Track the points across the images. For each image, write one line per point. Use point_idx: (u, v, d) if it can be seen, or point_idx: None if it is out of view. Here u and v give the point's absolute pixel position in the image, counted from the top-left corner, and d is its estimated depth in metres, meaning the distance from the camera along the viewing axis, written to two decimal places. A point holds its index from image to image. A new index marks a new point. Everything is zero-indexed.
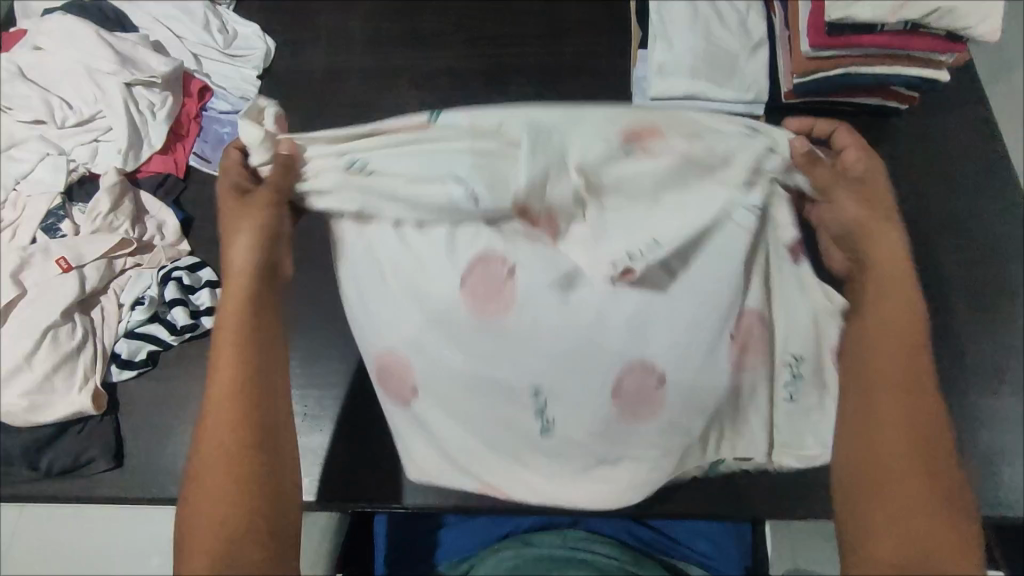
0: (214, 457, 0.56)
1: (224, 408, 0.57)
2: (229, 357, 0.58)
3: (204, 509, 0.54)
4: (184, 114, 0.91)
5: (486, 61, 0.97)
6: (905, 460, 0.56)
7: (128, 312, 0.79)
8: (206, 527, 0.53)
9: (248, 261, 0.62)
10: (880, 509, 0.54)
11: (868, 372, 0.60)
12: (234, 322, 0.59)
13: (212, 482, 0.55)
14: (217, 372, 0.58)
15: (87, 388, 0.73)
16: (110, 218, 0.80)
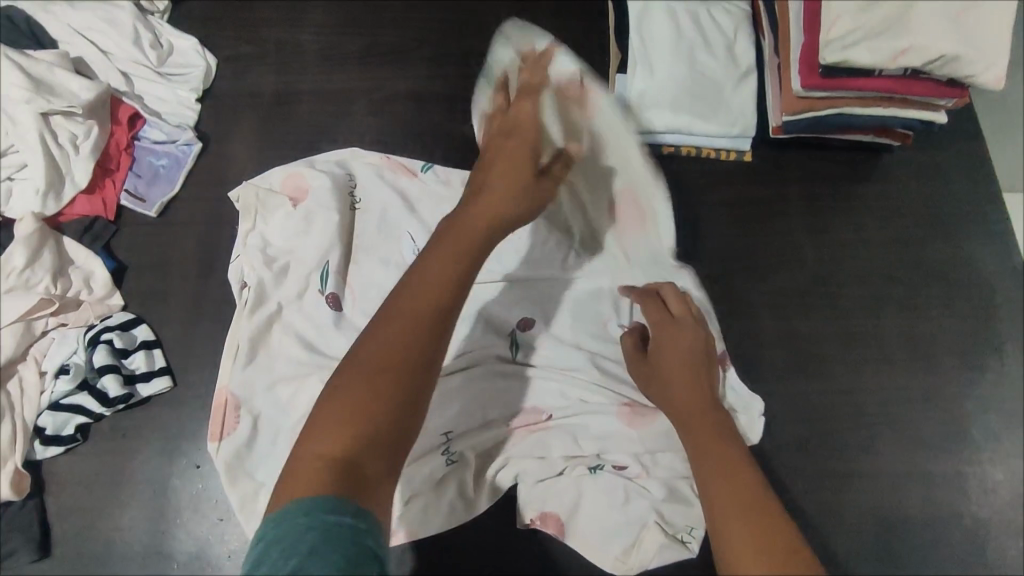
0: (421, 297, 0.50)
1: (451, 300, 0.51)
2: (451, 254, 0.53)
3: (373, 351, 0.47)
4: (113, 146, 0.81)
5: (452, 85, 0.90)
6: (727, 470, 0.57)
7: (52, 381, 0.71)
8: (347, 400, 0.45)
9: (519, 191, 0.61)
10: (717, 519, 0.53)
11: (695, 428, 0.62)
12: (496, 204, 0.58)
13: (360, 373, 0.46)
14: (472, 208, 0.58)
15: (4, 472, 0.66)
16: (26, 274, 0.71)
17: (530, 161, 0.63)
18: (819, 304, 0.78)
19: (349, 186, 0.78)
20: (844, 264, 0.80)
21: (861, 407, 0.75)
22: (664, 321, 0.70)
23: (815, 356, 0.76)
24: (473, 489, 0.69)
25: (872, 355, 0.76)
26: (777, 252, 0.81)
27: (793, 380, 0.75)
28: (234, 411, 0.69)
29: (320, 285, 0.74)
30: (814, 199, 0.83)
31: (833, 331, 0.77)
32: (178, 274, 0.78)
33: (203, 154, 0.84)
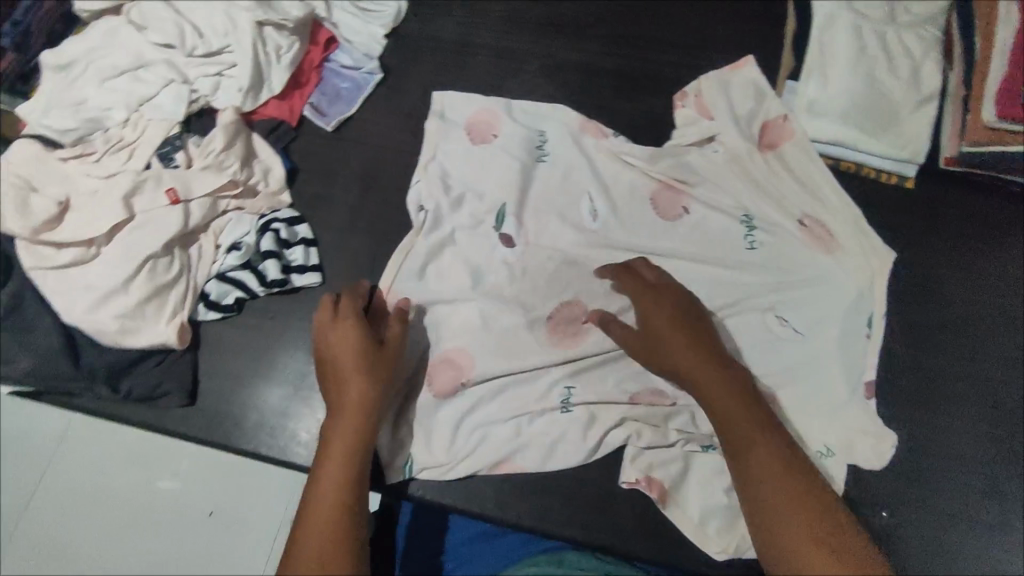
0: (336, 469, 0.62)
1: (352, 464, 0.63)
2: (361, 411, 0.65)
3: (326, 492, 0.61)
4: (307, 62, 0.90)
5: (622, 64, 0.94)
6: (767, 468, 0.60)
7: (223, 254, 0.79)
8: (320, 526, 0.59)
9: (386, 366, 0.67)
10: (760, 510, 0.59)
11: (734, 412, 0.64)
12: (362, 401, 0.65)
13: (321, 511, 0.60)
14: (342, 410, 0.65)
15: (173, 322, 0.74)
16: (221, 157, 0.79)
17: (367, 338, 0.68)
18: (952, 342, 0.78)
19: (535, 142, 0.86)
20: (987, 311, 0.79)
21: (973, 450, 0.75)
22: (644, 290, 0.72)
23: (937, 393, 0.76)
24: (582, 438, 0.72)
25: (995, 406, 0.76)
26: (921, 284, 0.80)
27: (903, 406, 0.76)
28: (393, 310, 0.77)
29: (494, 223, 0.81)
30: (963, 241, 0.81)
31: (960, 373, 0.77)
32: (342, 186, 0.85)
33: (382, 85, 0.91)
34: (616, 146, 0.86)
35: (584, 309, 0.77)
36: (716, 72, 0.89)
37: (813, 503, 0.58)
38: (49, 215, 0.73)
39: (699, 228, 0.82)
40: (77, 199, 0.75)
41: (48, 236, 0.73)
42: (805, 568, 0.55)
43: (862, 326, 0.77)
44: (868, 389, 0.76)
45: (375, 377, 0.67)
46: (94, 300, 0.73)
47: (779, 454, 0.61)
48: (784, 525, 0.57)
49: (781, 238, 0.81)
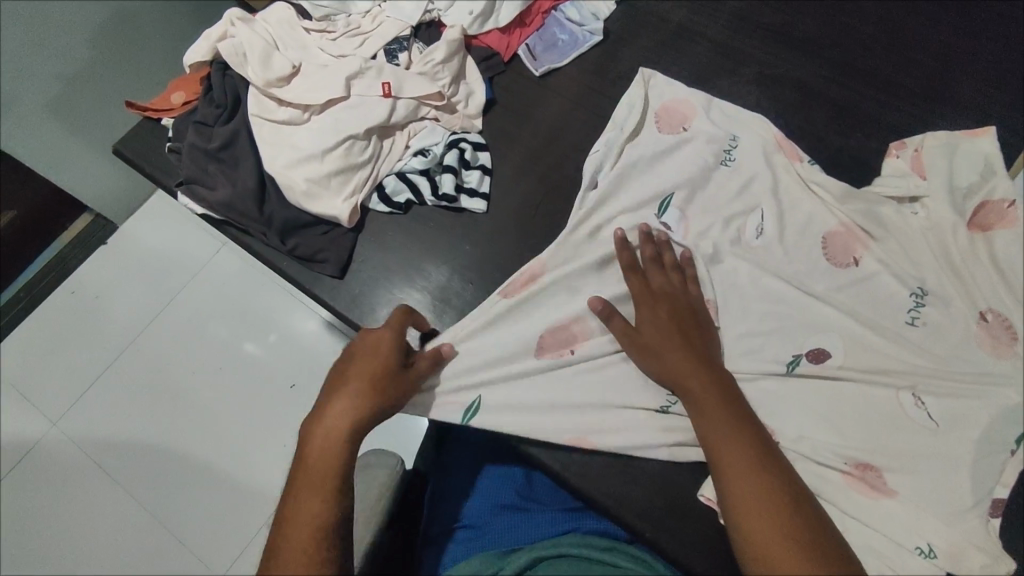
0: (313, 485, 0.58)
1: (336, 472, 0.59)
2: (330, 443, 0.60)
3: (305, 511, 0.57)
4: (536, 6, 0.92)
5: (844, 95, 0.89)
6: (730, 455, 0.63)
7: (409, 156, 0.83)
8: None
9: (371, 396, 0.62)
10: (733, 496, 0.61)
11: (713, 412, 0.65)
12: (346, 415, 0.61)
13: (295, 531, 0.56)
14: (317, 420, 0.61)
15: (349, 202, 0.80)
16: (438, 68, 0.84)
17: (384, 360, 0.65)
18: None
19: (723, 146, 0.84)
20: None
21: None
22: (645, 285, 0.74)
23: None
24: (672, 439, 0.71)
25: None
26: None
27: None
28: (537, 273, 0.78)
29: (655, 210, 0.81)
30: None
31: None
32: (530, 129, 0.88)
33: (598, 46, 0.92)
34: (806, 174, 0.81)
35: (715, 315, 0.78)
36: (948, 133, 0.81)
37: (781, 514, 0.59)
38: (283, 74, 0.81)
39: (869, 285, 0.77)
40: (308, 68, 0.83)
41: (276, 90, 0.82)
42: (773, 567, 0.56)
43: (1009, 440, 0.68)
44: (995, 507, 0.67)
45: (367, 392, 0.62)
46: (294, 159, 0.80)
47: (738, 440, 0.63)
48: (760, 525, 0.59)
49: (956, 321, 0.74)
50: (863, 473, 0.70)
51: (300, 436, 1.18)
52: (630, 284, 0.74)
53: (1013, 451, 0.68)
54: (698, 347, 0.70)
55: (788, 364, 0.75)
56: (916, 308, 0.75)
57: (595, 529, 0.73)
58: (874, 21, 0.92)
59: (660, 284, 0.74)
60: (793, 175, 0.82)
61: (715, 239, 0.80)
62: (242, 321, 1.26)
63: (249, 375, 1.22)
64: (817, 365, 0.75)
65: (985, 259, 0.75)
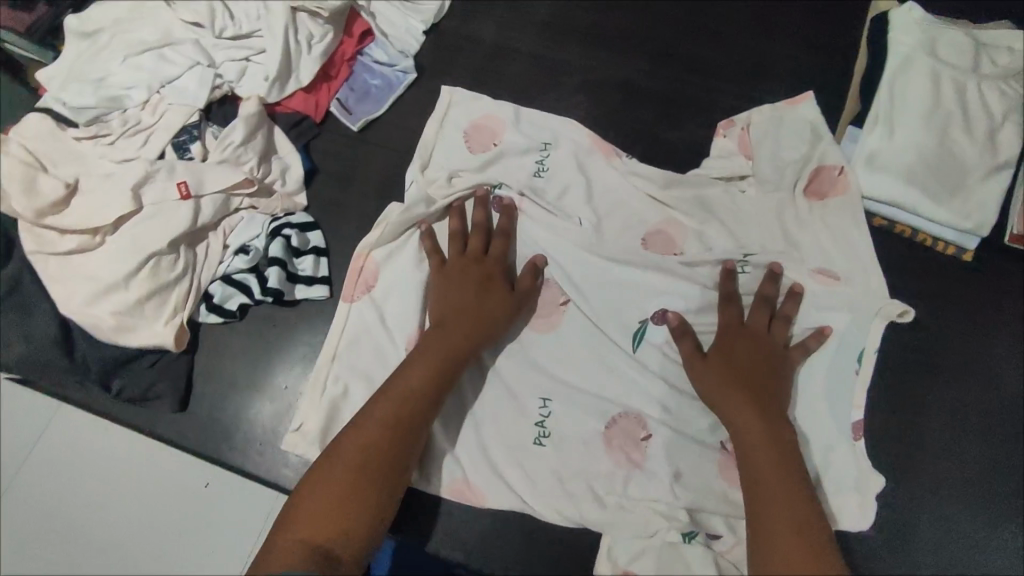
0: (401, 397, 0.62)
1: (424, 395, 0.63)
2: (435, 350, 0.65)
3: (382, 417, 0.61)
4: (338, 55, 0.84)
5: (670, 87, 0.87)
6: (777, 469, 0.60)
7: (231, 256, 0.75)
8: (331, 497, 0.56)
9: (490, 313, 0.68)
10: (755, 497, 0.60)
11: (764, 421, 0.63)
12: (460, 333, 0.67)
13: (370, 429, 0.60)
14: (444, 314, 0.68)
15: (172, 323, 0.71)
16: (239, 151, 0.75)
17: (500, 270, 0.71)
18: (997, 437, 0.71)
19: (538, 154, 0.80)
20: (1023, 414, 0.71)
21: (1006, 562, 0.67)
22: (758, 326, 0.69)
23: (974, 492, 0.69)
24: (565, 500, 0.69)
25: None
26: (978, 370, 0.73)
27: (917, 510, 0.69)
28: (368, 276, 0.74)
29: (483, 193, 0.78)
30: None
31: (1000, 472, 0.70)
32: (360, 193, 0.81)
33: (414, 86, 0.86)
34: (648, 174, 0.78)
35: (561, 291, 0.75)
36: (771, 106, 0.81)
37: (804, 494, 0.59)
38: (57, 198, 0.70)
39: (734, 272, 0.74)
40: (87, 181, 0.72)
41: (53, 218, 0.71)
42: None
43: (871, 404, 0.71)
44: (857, 432, 0.69)
45: (484, 312, 0.68)
46: (94, 292, 0.69)
47: (778, 464, 0.61)
48: (777, 499, 0.58)
49: (818, 300, 0.73)
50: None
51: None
52: (728, 325, 0.69)
53: (859, 368, 0.71)
54: (782, 363, 0.68)
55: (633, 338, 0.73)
56: (745, 260, 0.74)
57: None
58: (686, 5, 0.91)
59: (763, 342, 0.68)
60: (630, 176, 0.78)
61: (576, 264, 0.76)
62: None
63: None
64: (662, 329, 0.73)
65: (828, 236, 0.75)
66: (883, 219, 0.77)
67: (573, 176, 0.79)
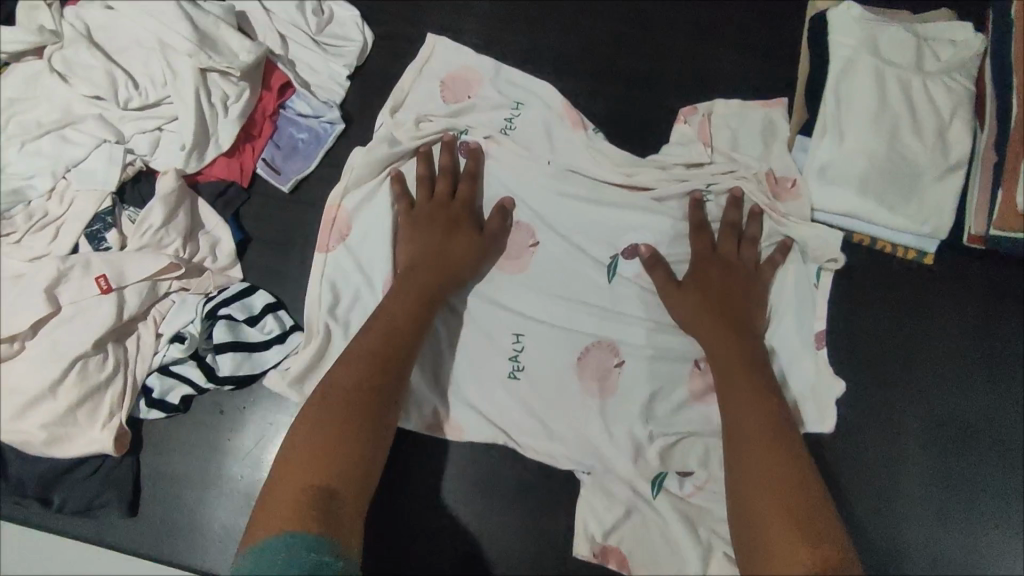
0: (383, 334, 0.65)
1: (405, 329, 0.66)
2: (410, 293, 0.69)
3: (365, 350, 0.63)
4: (259, 111, 0.79)
5: (613, 107, 0.83)
6: (749, 382, 0.65)
7: (165, 345, 0.70)
8: (330, 419, 0.56)
9: (461, 252, 0.72)
10: (733, 422, 0.64)
11: (732, 341, 0.68)
12: (432, 277, 0.70)
13: (357, 364, 0.61)
14: (417, 260, 0.72)
15: (110, 427, 0.66)
16: (161, 234, 0.71)
17: (465, 213, 0.75)
18: (956, 441, 0.72)
19: (508, 112, 0.80)
20: (985, 410, 0.73)
21: (966, 561, 0.71)
22: (730, 243, 0.74)
23: (934, 496, 0.72)
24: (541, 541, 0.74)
25: (999, 513, 0.71)
26: (938, 375, 0.74)
27: (883, 519, 0.72)
28: (343, 225, 0.76)
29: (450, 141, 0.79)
30: (993, 326, 0.74)
31: (958, 476, 0.72)
32: (300, 258, 0.77)
33: (344, 135, 0.82)
34: (594, 206, 0.77)
35: (532, 233, 0.78)
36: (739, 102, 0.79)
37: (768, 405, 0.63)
38: None
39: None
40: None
41: None
42: (767, 516, 0.54)
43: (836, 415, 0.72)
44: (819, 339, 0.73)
45: (453, 250, 0.72)
46: (19, 407, 0.65)
47: (750, 384, 0.65)
48: (751, 410, 0.63)
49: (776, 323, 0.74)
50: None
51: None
52: (700, 248, 0.73)
53: (817, 285, 0.74)
54: (751, 279, 0.73)
55: (608, 269, 0.76)
56: (710, 190, 0.77)
57: None
58: (622, 15, 0.86)
59: (731, 259, 0.73)
60: (595, 152, 0.78)
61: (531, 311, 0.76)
62: None
63: None
64: (633, 262, 0.76)
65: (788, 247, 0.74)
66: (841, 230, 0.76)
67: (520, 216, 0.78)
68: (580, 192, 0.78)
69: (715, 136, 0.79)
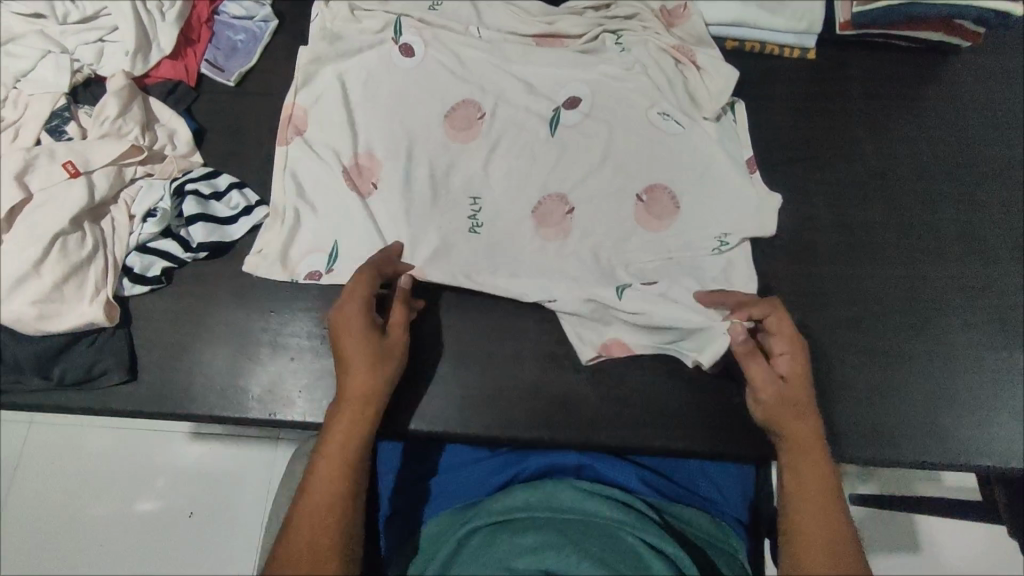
0: (339, 442, 0.61)
1: (353, 468, 0.60)
2: (346, 426, 0.62)
3: (323, 482, 0.59)
4: (195, 18, 0.84)
5: None
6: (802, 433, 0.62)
7: (140, 225, 0.75)
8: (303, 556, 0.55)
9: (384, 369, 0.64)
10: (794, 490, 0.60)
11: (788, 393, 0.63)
12: (367, 398, 0.63)
13: (315, 510, 0.57)
14: (345, 367, 0.64)
15: (98, 300, 0.70)
16: (118, 123, 0.75)
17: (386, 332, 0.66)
18: (874, 195, 0.79)
19: None
20: (899, 159, 0.81)
21: (911, 292, 0.76)
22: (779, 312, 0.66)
23: (869, 246, 0.77)
24: (520, 351, 0.74)
25: (928, 246, 0.77)
26: (840, 142, 0.82)
27: (826, 273, 0.77)
28: (299, 121, 0.80)
29: (393, 36, 0.83)
30: (877, 94, 0.83)
31: (884, 222, 0.78)
32: (254, 140, 0.83)
33: (279, 32, 0.88)
34: (516, 54, 0.84)
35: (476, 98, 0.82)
36: None
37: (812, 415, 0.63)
38: None
39: (612, 114, 0.81)
40: None
41: None
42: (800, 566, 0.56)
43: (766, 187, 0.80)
44: (750, 166, 0.80)
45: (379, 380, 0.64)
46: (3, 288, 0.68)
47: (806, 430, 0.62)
48: (808, 464, 0.61)
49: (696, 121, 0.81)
50: (656, 199, 0.79)
51: (213, 522, 1.09)
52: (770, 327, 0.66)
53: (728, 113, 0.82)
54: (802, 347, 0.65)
55: (551, 123, 0.81)
56: (618, 36, 0.84)
57: (541, 466, 0.71)
58: None
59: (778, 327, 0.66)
60: (514, 10, 0.86)
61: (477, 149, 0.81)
62: (89, 485, 1.10)
63: (142, 538, 1.09)
64: (573, 112, 0.82)
65: (688, 58, 0.83)
66: (734, 41, 0.86)
67: (449, 73, 0.83)
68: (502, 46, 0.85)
69: None
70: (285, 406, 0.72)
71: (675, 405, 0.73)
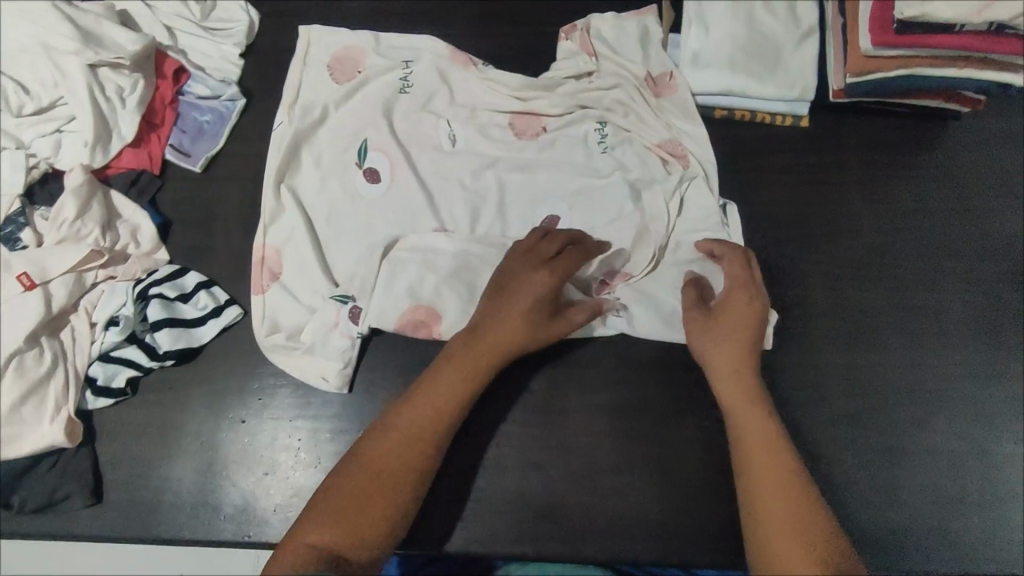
0: (403, 431, 0.61)
1: (417, 452, 0.61)
2: (415, 413, 0.62)
3: (360, 472, 0.59)
4: (157, 100, 0.80)
5: (501, 42, 0.86)
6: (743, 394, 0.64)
7: (102, 332, 0.70)
8: (327, 537, 0.54)
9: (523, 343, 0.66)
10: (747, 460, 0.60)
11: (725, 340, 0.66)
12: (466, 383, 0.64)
13: (350, 487, 0.58)
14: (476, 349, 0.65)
15: (59, 418, 0.66)
16: (77, 225, 0.71)
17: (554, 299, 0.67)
18: (875, 275, 0.76)
19: (402, 72, 0.82)
20: (898, 235, 0.77)
21: (915, 381, 0.72)
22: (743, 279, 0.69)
23: (869, 331, 0.74)
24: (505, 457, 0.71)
25: (931, 330, 0.74)
26: (835, 219, 0.78)
27: (826, 363, 0.73)
28: (273, 265, 0.75)
29: (357, 159, 0.78)
30: (874, 164, 0.80)
31: (884, 304, 0.75)
32: (221, 232, 0.79)
33: (247, 111, 0.83)
34: (494, 133, 0.81)
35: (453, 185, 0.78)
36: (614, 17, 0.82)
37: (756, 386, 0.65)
38: None
39: (599, 196, 0.77)
40: None
41: None
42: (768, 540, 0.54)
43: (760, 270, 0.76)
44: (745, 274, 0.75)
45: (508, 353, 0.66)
46: None
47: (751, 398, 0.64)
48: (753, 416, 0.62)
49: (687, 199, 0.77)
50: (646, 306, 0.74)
51: None
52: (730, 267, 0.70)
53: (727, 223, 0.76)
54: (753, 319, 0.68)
55: None
56: (604, 142, 0.79)
57: None
58: None
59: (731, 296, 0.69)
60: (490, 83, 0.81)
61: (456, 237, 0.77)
62: None
63: None
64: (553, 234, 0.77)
65: (678, 154, 0.78)
66: (723, 109, 0.82)
67: (425, 156, 0.79)
68: (479, 123, 0.81)
69: (596, 47, 0.82)
70: (258, 526, 0.69)
71: (668, 512, 0.69)
